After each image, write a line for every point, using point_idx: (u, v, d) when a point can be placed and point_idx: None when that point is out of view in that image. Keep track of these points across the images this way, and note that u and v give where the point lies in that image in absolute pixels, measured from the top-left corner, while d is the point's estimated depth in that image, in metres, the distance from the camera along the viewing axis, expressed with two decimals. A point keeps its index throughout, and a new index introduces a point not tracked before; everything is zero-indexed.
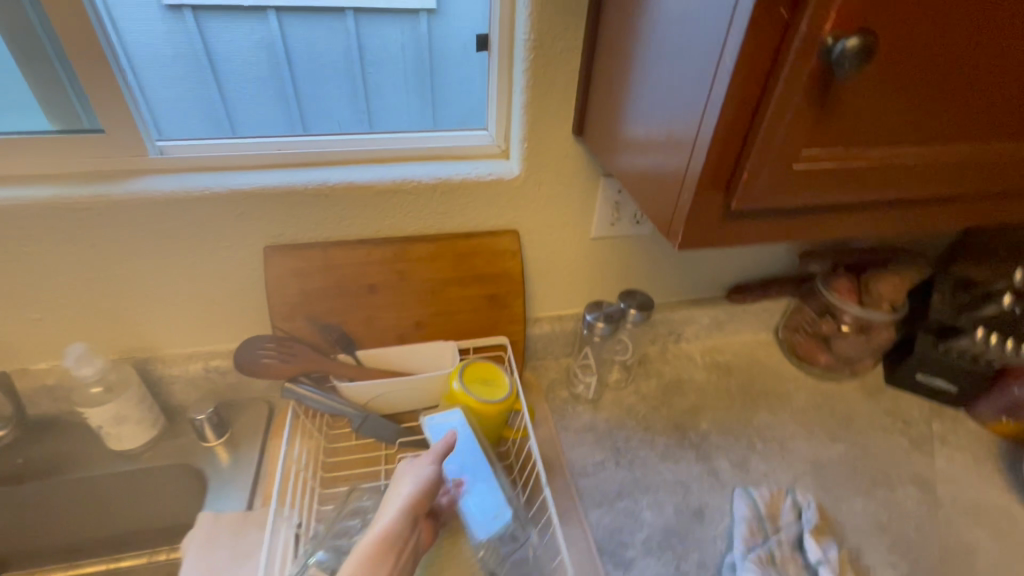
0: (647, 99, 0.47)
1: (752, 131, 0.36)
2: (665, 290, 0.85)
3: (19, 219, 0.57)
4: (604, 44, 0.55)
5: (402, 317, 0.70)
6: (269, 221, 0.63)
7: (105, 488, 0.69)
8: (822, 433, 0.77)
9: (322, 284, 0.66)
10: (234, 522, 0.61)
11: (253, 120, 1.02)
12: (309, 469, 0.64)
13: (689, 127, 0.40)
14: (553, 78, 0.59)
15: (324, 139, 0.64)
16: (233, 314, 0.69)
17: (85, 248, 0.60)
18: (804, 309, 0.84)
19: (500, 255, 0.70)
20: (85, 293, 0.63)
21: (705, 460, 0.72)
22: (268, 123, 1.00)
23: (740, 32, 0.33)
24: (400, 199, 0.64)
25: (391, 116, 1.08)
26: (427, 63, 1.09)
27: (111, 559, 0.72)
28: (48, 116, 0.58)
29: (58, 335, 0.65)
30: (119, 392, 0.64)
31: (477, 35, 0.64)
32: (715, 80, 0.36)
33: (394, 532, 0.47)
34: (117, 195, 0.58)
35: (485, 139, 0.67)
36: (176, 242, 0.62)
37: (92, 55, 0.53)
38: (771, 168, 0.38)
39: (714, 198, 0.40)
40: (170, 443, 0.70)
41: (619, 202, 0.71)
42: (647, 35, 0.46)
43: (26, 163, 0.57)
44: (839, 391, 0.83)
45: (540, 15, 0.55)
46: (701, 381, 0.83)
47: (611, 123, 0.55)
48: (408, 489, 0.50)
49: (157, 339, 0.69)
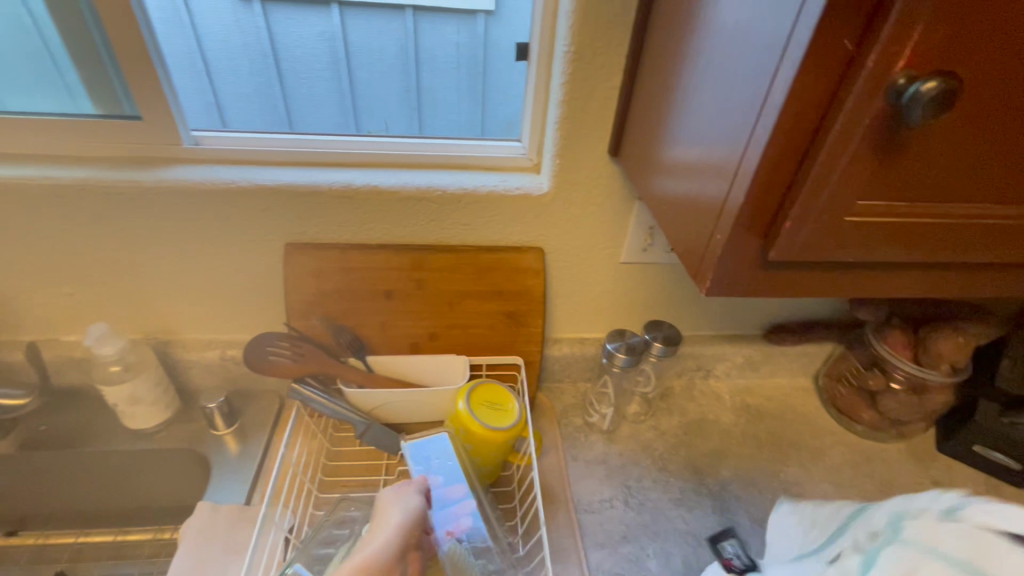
0: (687, 127, 0.43)
1: (800, 174, 0.32)
2: (697, 323, 0.80)
3: (60, 198, 0.59)
4: (649, 61, 0.51)
5: (417, 327, 0.69)
6: (292, 219, 0.62)
7: (120, 463, 0.70)
8: (856, 496, 0.70)
9: (340, 286, 0.65)
10: (229, 515, 0.61)
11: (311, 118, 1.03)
12: (308, 471, 0.63)
13: (728, 162, 0.36)
14: (591, 94, 0.56)
15: (354, 140, 0.63)
16: (253, 306, 0.69)
17: (117, 230, 0.62)
18: (850, 358, 0.78)
19: (522, 273, 0.67)
20: (115, 274, 0.65)
21: (721, 511, 0.67)
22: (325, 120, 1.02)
23: (794, 64, 0.29)
24: (424, 207, 0.63)
25: (434, 109, 1.02)
26: (480, 64, 1.05)
27: (118, 530, 0.72)
28: (92, 100, 0.61)
29: (88, 311, 0.68)
30: (137, 373, 0.65)
31: (518, 44, 0.62)
32: (761, 114, 0.32)
33: (386, 561, 0.43)
34: (149, 181, 0.59)
35: (517, 151, 0.65)
36: (202, 232, 0.63)
37: (135, 44, 0.54)
38: (818, 218, 0.33)
39: (750, 245, 0.36)
40: (182, 427, 0.71)
41: (654, 228, 0.67)
42: (693, 57, 0.42)
43: (70, 145, 0.59)
44: (882, 452, 0.76)
45: (582, 27, 0.52)
46: (726, 423, 0.78)
47: (648, 147, 0.52)
48: (399, 514, 0.47)
49: (180, 325, 0.70)
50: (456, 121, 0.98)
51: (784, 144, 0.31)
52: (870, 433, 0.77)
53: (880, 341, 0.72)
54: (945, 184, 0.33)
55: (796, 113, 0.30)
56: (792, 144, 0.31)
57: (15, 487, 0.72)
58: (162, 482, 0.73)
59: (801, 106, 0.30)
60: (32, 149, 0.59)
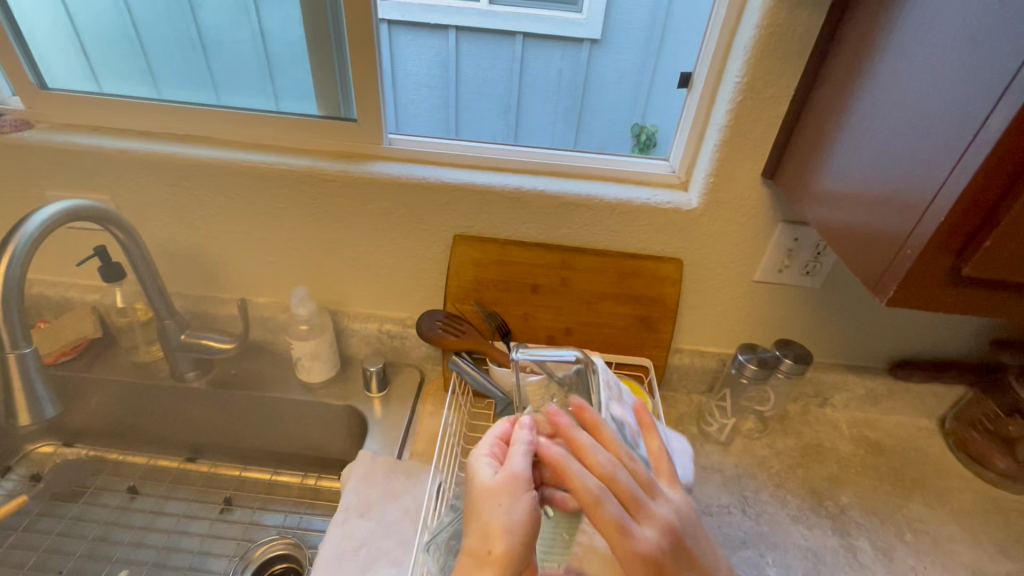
0: (866, 156, 0.47)
1: (1005, 201, 0.36)
2: (819, 348, 0.81)
3: (284, 180, 0.71)
4: (820, 94, 0.56)
5: (556, 320, 0.75)
6: (464, 213, 0.72)
7: (287, 409, 0.82)
8: (988, 543, 0.68)
9: (495, 276, 0.73)
10: (387, 464, 0.69)
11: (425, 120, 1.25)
12: (455, 435, 0.70)
13: (925, 187, 0.40)
14: (755, 121, 0.61)
15: (523, 150, 0.73)
16: (413, 287, 0.79)
17: (319, 211, 0.73)
18: (986, 402, 0.76)
19: (661, 280, 0.72)
20: (309, 248, 0.77)
21: (843, 534, 0.67)
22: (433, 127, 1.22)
23: (1015, 104, 0.33)
24: (581, 212, 0.70)
25: (538, 128, 1.35)
26: (579, 100, 1.45)
27: (272, 470, 0.84)
28: (318, 103, 0.74)
29: (281, 277, 0.80)
30: (317, 333, 0.77)
31: (680, 73, 0.69)
32: (972, 146, 0.36)
33: None
34: (355, 172, 0.70)
35: (667, 169, 0.71)
36: (387, 218, 0.73)
37: (368, 61, 0.67)
38: (1018, 239, 0.37)
39: (942, 262, 0.40)
40: (340, 386, 0.82)
41: (793, 250, 0.70)
42: (877, 93, 0.47)
43: (297, 138, 0.72)
44: (1018, 505, 0.73)
45: (757, 61, 0.58)
46: (845, 452, 0.78)
47: (810, 172, 0.56)
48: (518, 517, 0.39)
49: (350, 297, 0.82)
50: (557, 136, 1.27)
51: (994, 173, 0.35)
52: (1004, 483, 0.74)
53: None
54: None
55: (1011, 146, 0.34)
56: (1001, 174, 0.35)
57: (199, 420, 0.85)
58: (313, 433, 0.84)
59: (1017, 141, 0.34)
60: (266, 139, 0.72)
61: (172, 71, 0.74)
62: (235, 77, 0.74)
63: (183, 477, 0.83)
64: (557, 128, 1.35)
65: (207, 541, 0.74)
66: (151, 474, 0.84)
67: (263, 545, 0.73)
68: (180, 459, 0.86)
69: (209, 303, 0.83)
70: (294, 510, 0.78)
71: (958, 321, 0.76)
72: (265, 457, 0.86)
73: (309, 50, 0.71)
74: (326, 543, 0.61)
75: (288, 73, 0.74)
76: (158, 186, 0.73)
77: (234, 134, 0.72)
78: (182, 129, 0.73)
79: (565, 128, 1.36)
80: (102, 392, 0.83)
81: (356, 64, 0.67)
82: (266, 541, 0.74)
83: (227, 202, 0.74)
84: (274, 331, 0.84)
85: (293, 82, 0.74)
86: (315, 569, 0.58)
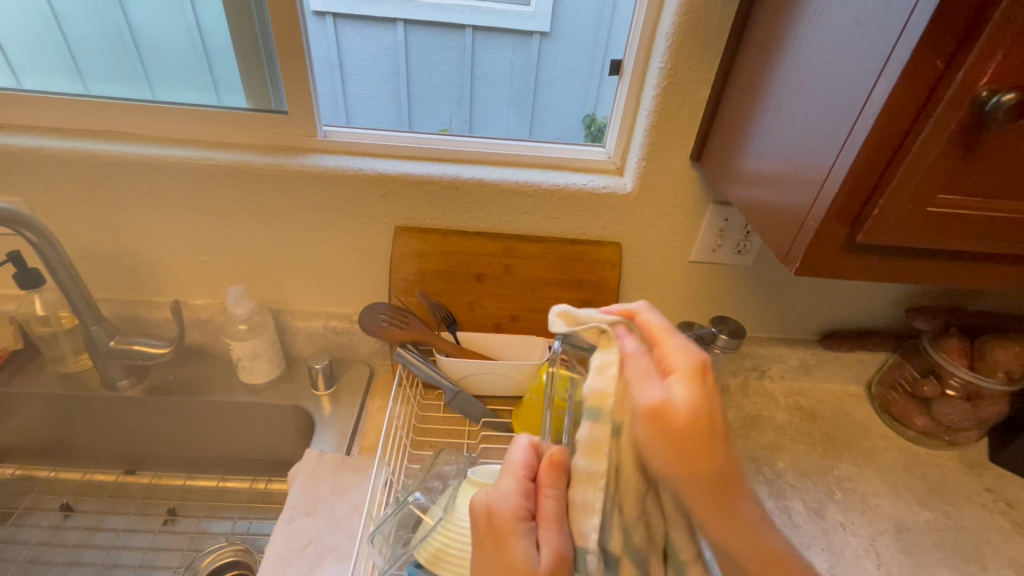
0: (776, 134, 0.50)
1: (891, 169, 0.39)
2: (755, 324, 0.85)
3: (212, 175, 0.68)
4: (738, 77, 0.58)
5: (502, 308, 0.76)
6: (403, 205, 0.71)
7: (230, 413, 0.79)
8: (908, 495, 0.74)
9: (438, 267, 0.73)
10: (336, 461, 0.68)
11: (371, 114, 1.23)
12: (403, 427, 0.71)
13: (826, 160, 0.43)
14: (681, 105, 0.63)
15: (460, 140, 0.73)
16: (357, 281, 0.78)
17: (252, 206, 0.71)
18: (905, 366, 0.81)
19: (602, 264, 0.74)
20: (245, 245, 0.75)
21: (779, 497, 0.71)
22: (380, 119, 1.20)
23: (892, 79, 0.36)
24: (520, 199, 0.70)
25: (489, 122, 1.36)
26: (529, 90, 1.45)
27: (219, 477, 0.82)
28: (247, 96, 0.72)
29: (218, 276, 0.78)
30: (258, 333, 0.75)
31: (611, 60, 0.70)
32: (860, 117, 0.39)
33: None
34: (288, 165, 0.68)
35: (603, 156, 0.72)
36: (324, 212, 0.71)
37: (296, 52, 0.65)
38: (904, 206, 0.40)
39: (839, 230, 0.43)
40: (287, 386, 0.80)
41: (724, 230, 0.73)
42: (784, 74, 0.49)
43: (225, 131, 0.69)
44: (935, 459, 0.79)
45: (678, 47, 0.60)
46: (781, 420, 0.82)
47: (731, 153, 0.59)
48: None
49: (292, 295, 0.80)
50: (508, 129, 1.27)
51: (879, 142, 0.38)
52: (925, 440, 0.80)
53: (936, 349, 0.76)
54: (1009, 185, 0.40)
55: (892, 117, 0.37)
56: (886, 143, 0.38)
57: (137, 430, 0.82)
58: (260, 436, 0.81)
59: (896, 113, 0.37)
60: (191, 133, 0.69)
61: (85, 63, 0.70)
62: (155, 68, 0.71)
63: (123, 490, 0.80)
64: (508, 120, 1.36)
65: (149, 554, 0.71)
66: (86, 489, 0.79)
67: (211, 553, 0.71)
68: (119, 472, 0.82)
69: (141, 308, 0.80)
70: (244, 515, 0.76)
71: (878, 292, 0.81)
72: (212, 464, 0.83)
73: (233, 40, 0.69)
74: (272, 544, 0.59)
75: (213, 64, 0.71)
76: (75, 185, 0.69)
77: (157, 129, 0.69)
78: (98, 124, 0.69)
79: (516, 120, 1.36)
80: (28, 407, 0.78)
81: (283, 54, 0.65)
82: (215, 549, 0.72)
83: (152, 201, 0.70)
84: (214, 334, 0.82)
85: (218, 74, 0.72)
86: (261, 571, 0.57)
